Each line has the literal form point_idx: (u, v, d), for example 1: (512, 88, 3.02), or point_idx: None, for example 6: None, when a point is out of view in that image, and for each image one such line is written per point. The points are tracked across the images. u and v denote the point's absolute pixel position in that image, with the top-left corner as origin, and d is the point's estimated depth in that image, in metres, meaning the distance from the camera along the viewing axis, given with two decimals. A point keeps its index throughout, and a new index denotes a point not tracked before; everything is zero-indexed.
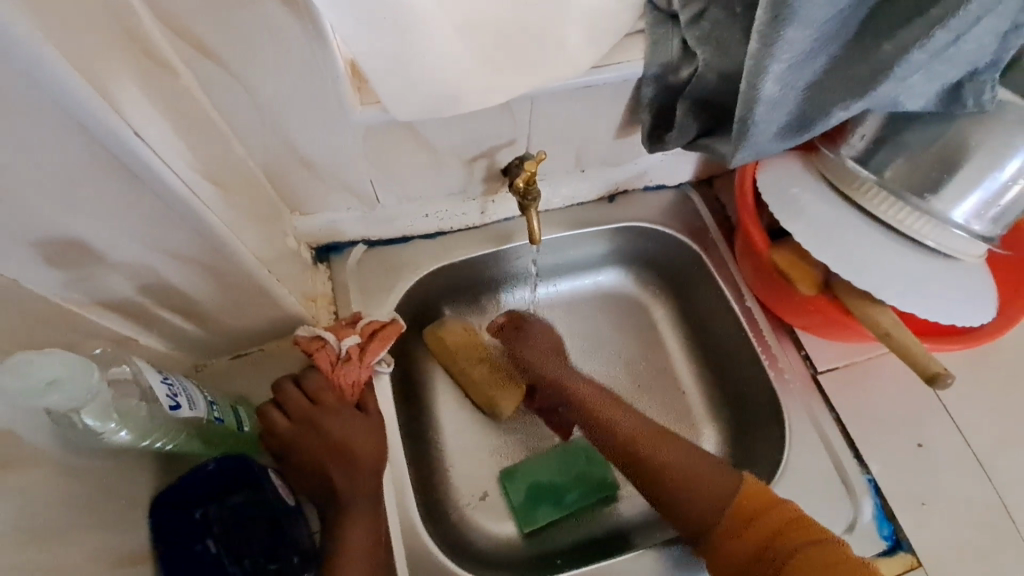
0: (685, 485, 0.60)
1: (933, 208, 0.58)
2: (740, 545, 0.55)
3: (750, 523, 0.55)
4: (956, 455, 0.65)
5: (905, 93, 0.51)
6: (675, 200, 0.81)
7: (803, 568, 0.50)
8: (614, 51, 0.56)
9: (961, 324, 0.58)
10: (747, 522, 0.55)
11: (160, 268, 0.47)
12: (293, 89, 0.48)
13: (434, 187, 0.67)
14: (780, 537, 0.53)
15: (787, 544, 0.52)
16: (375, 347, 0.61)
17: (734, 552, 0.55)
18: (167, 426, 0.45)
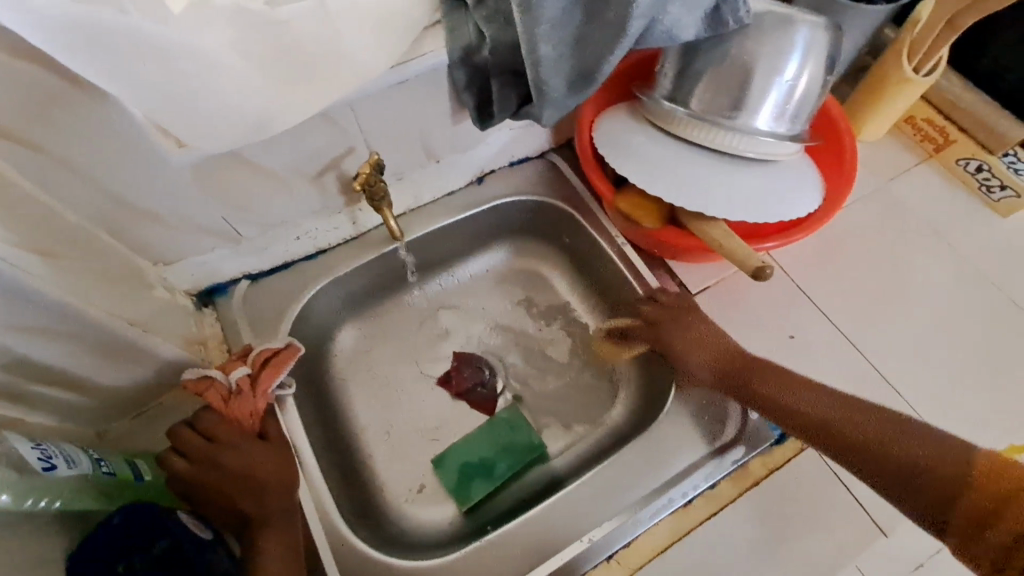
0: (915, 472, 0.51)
1: (738, 124, 0.63)
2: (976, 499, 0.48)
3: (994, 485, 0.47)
4: (824, 336, 0.72)
5: (674, 25, 0.56)
6: (541, 168, 0.85)
7: None
8: (416, 44, 0.60)
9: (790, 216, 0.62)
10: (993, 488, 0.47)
11: (14, 343, 0.48)
12: (106, 147, 0.50)
13: (294, 209, 0.69)
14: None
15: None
16: (266, 375, 0.63)
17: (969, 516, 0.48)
18: (53, 485, 0.48)
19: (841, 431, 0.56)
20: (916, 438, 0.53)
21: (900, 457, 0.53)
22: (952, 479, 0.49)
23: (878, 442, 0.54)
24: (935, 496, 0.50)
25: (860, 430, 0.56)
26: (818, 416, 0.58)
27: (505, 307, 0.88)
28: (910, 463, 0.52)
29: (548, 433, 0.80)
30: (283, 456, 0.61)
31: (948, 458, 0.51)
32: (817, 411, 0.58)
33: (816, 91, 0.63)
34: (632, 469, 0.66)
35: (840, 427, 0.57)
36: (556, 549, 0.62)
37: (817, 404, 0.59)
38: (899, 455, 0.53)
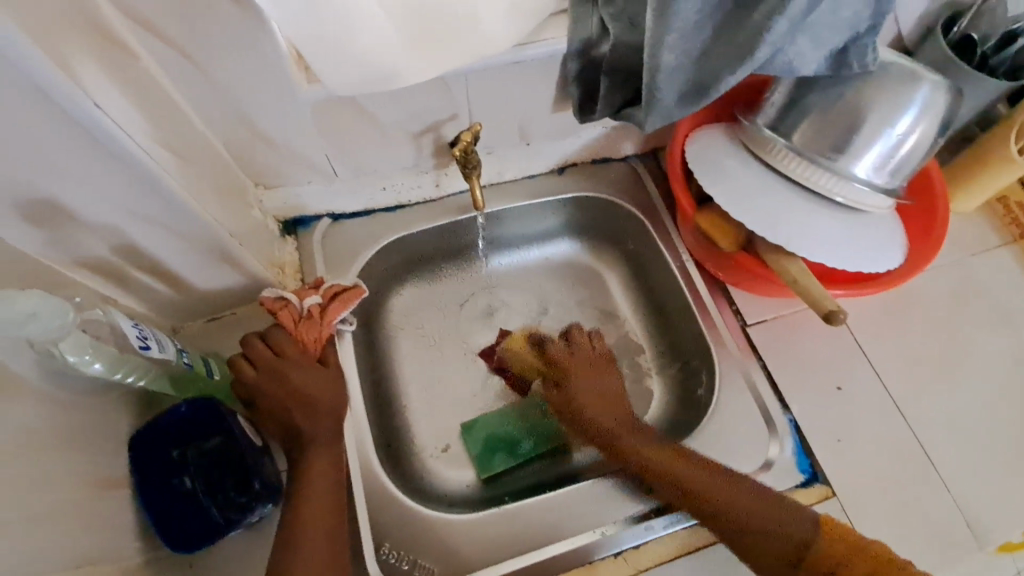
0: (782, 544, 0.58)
1: (837, 166, 0.63)
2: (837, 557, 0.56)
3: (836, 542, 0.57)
4: (872, 395, 0.71)
5: (797, 59, 0.56)
6: (622, 172, 0.86)
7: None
8: (540, 28, 0.62)
9: (867, 269, 0.63)
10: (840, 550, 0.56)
11: (134, 232, 0.53)
12: (246, 70, 0.54)
13: (387, 161, 0.73)
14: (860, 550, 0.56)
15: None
16: (334, 308, 0.68)
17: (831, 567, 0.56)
18: (137, 362, 0.52)
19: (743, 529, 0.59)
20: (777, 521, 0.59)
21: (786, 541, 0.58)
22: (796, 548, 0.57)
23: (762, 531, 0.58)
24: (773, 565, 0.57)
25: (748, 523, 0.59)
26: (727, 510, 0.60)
27: (558, 298, 0.89)
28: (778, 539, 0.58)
29: (575, 426, 0.82)
30: (336, 387, 0.65)
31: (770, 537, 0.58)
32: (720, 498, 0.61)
33: (922, 152, 0.63)
34: (655, 478, 0.68)
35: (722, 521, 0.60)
36: (567, 535, 0.64)
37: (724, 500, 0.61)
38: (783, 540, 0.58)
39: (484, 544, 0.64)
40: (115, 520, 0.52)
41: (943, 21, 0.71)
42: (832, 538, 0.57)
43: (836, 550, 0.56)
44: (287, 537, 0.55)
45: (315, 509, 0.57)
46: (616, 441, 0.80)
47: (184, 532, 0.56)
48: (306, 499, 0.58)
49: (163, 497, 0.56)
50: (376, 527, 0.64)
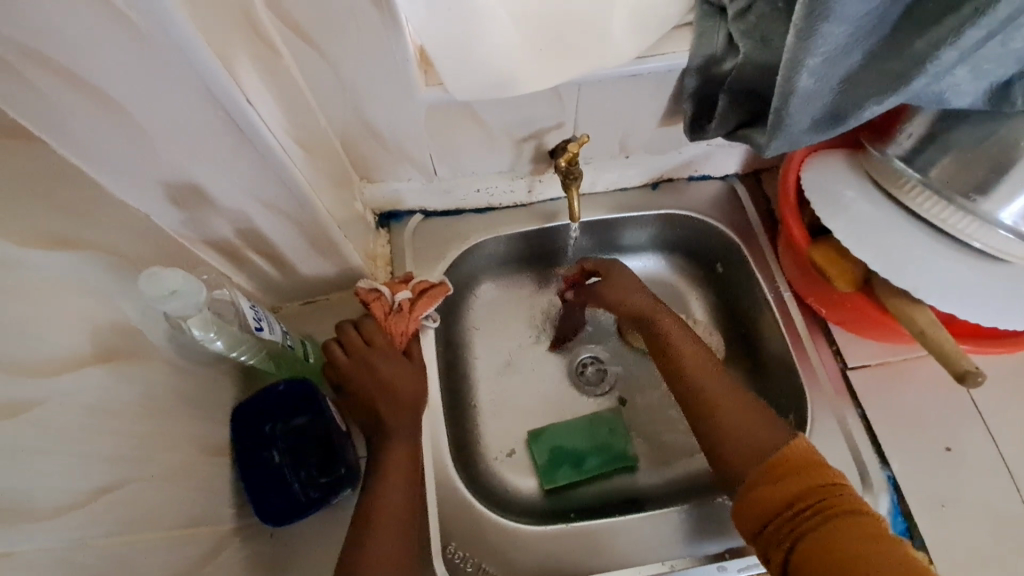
0: (746, 448, 0.58)
1: (980, 209, 0.57)
2: (778, 487, 0.54)
3: (795, 476, 0.54)
4: (987, 462, 0.64)
5: (950, 90, 0.51)
6: (720, 192, 0.83)
7: (824, 537, 0.48)
8: (661, 43, 0.60)
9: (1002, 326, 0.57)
10: (789, 482, 0.53)
11: (255, 218, 0.56)
12: (372, 69, 0.55)
13: (486, 164, 0.73)
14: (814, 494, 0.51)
15: (807, 507, 0.51)
16: (422, 304, 0.69)
17: (762, 502, 0.54)
18: (253, 343, 0.55)
19: (727, 438, 0.60)
20: (759, 432, 0.59)
21: (752, 451, 0.58)
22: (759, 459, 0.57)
23: (748, 432, 0.59)
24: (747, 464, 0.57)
25: (747, 430, 0.59)
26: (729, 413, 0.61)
27: None
28: (752, 448, 0.58)
29: (644, 448, 0.79)
30: (419, 384, 0.66)
31: (763, 437, 0.58)
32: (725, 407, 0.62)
33: None
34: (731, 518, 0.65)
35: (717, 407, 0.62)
36: (634, 562, 0.63)
37: (731, 410, 0.61)
38: (752, 450, 0.58)
39: (548, 559, 0.64)
40: (216, 487, 0.55)
41: None
42: (786, 479, 0.54)
43: (802, 479, 0.53)
44: (360, 523, 0.56)
45: (391, 501, 0.58)
46: (686, 471, 0.77)
47: (275, 508, 0.59)
48: (382, 491, 0.58)
49: (257, 470, 0.59)
50: (444, 524, 0.65)
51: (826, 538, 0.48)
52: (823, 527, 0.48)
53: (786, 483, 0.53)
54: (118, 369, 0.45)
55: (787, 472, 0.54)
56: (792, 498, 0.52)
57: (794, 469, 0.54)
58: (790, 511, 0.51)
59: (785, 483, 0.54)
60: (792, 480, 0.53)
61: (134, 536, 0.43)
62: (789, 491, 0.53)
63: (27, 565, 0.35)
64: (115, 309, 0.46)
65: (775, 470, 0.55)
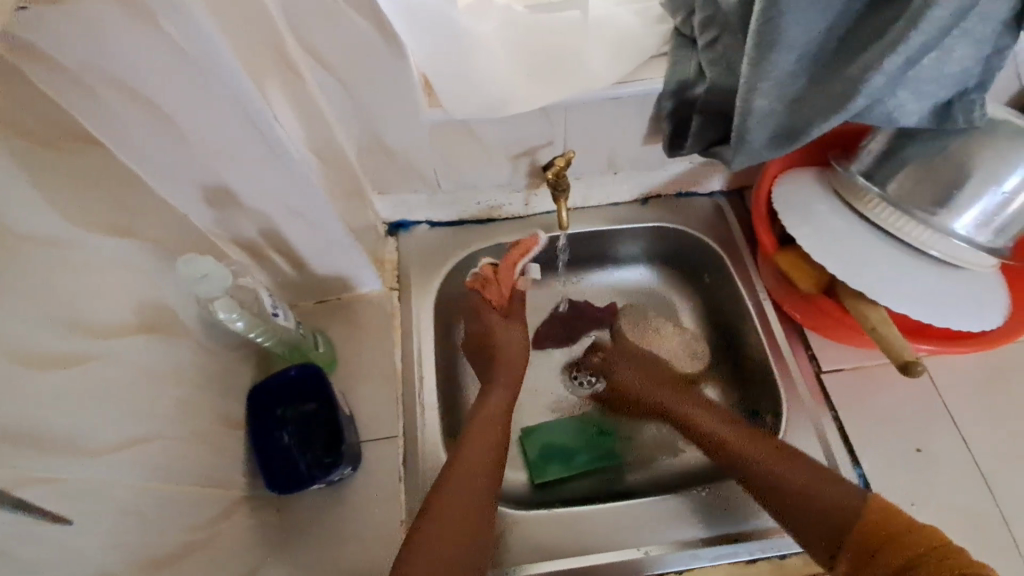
0: (829, 509, 0.61)
1: (937, 221, 0.62)
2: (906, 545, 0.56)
3: (900, 534, 0.57)
4: (956, 461, 0.67)
5: (898, 109, 0.56)
6: (705, 207, 0.88)
7: None
8: (639, 69, 0.67)
9: (964, 325, 0.60)
10: (888, 535, 0.57)
11: (277, 219, 0.64)
12: (383, 94, 0.63)
13: (485, 178, 0.81)
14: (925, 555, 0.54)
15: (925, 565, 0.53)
16: (507, 268, 0.82)
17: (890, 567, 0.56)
18: (270, 328, 0.63)
19: (806, 492, 0.63)
20: (826, 491, 0.63)
21: (833, 511, 0.61)
22: (840, 513, 0.61)
23: (826, 501, 0.62)
24: (825, 532, 0.61)
25: (816, 499, 0.63)
26: (795, 484, 0.64)
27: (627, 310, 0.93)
28: (833, 508, 0.61)
29: (630, 445, 0.83)
30: (505, 394, 0.76)
31: (840, 508, 0.61)
32: (792, 480, 0.65)
33: None
34: (705, 509, 0.68)
35: (785, 482, 0.65)
36: (616, 546, 0.67)
37: (800, 476, 0.64)
38: (830, 509, 0.62)
39: (532, 543, 0.67)
40: (231, 457, 0.62)
41: None
42: (880, 518, 0.59)
43: (907, 541, 0.56)
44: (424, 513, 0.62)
45: (454, 499, 0.63)
46: (667, 465, 0.81)
47: (280, 480, 0.65)
48: (450, 499, 0.63)
49: (268, 446, 0.66)
50: None
51: None
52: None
53: (896, 551, 0.56)
54: (153, 341, 0.52)
55: (885, 534, 0.58)
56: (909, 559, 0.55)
57: (875, 525, 0.59)
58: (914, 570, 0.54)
59: (885, 548, 0.57)
60: (887, 544, 0.57)
61: (160, 486, 0.50)
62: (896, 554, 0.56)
63: (75, 492, 0.41)
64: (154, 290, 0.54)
65: (875, 532, 0.58)
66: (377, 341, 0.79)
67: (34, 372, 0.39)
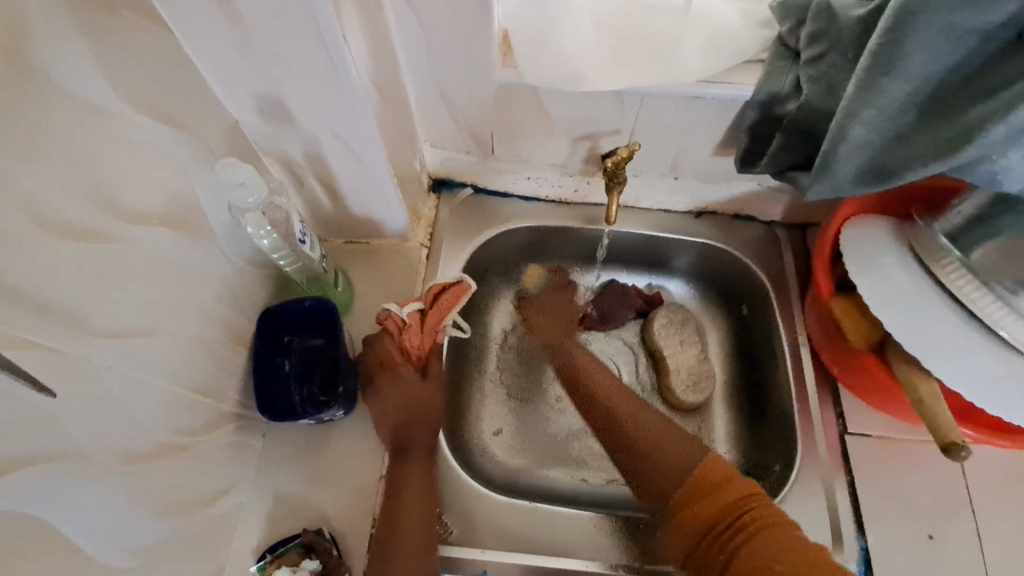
0: (669, 474, 0.61)
1: (1018, 303, 0.56)
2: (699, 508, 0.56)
3: (713, 491, 0.57)
4: (972, 563, 0.62)
5: (1004, 172, 0.50)
6: (762, 235, 0.83)
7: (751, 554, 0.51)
8: (730, 72, 0.63)
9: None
10: (713, 494, 0.56)
11: (323, 148, 0.62)
12: (456, 40, 0.60)
13: (540, 154, 0.78)
14: (734, 505, 0.55)
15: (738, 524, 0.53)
16: (433, 317, 0.68)
17: (692, 525, 0.56)
18: (294, 253, 0.61)
19: (654, 463, 0.63)
20: (685, 451, 0.62)
21: (670, 474, 0.61)
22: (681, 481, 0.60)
23: (665, 471, 0.61)
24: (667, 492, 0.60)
25: (669, 463, 0.61)
26: (657, 453, 0.63)
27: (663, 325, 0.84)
28: (674, 471, 0.60)
29: None
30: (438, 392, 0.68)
31: (677, 465, 0.61)
32: (658, 449, 0.63)
33: None
34: None
35: (650, 447, 0.64)
36: (581, 555, 0.64)
37: (672, 443, 0.63)
38: (674, 470, 0.61)
39: (503, 529, 0.65)
40: (230, 372, 0.62)
41: None
42: (705, 498, 0.57)
43: (720, 495, 0.56)
44: (392, 511, 0.59)
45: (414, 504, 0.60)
46: None
47: (273, 404, 0.64)
48: (412, 487, 0.61)
49: (267, 370, 0.65)
50: None
51: (755, 553, 0.51)
52: (753, 539, 0.52)
53: (704, 504, 0.56)
54: (177, 238, 0.52)
55: (710, 485, 0.57)
56: (717, 514, 0.55)
57: (713, 483, 0.57)
58: (717, 530, 0.54)
59: (705, 500, 0.56)
60: (712, 496, 0.56)
61: (154, 382, 0.50)
62: (710, 504, 0.56)
63: (72, 366, 0.41)
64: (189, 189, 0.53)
65: (698, 487, 0.58)
66: (396, 294, 0.77)
67: (51, 240, 0.39)
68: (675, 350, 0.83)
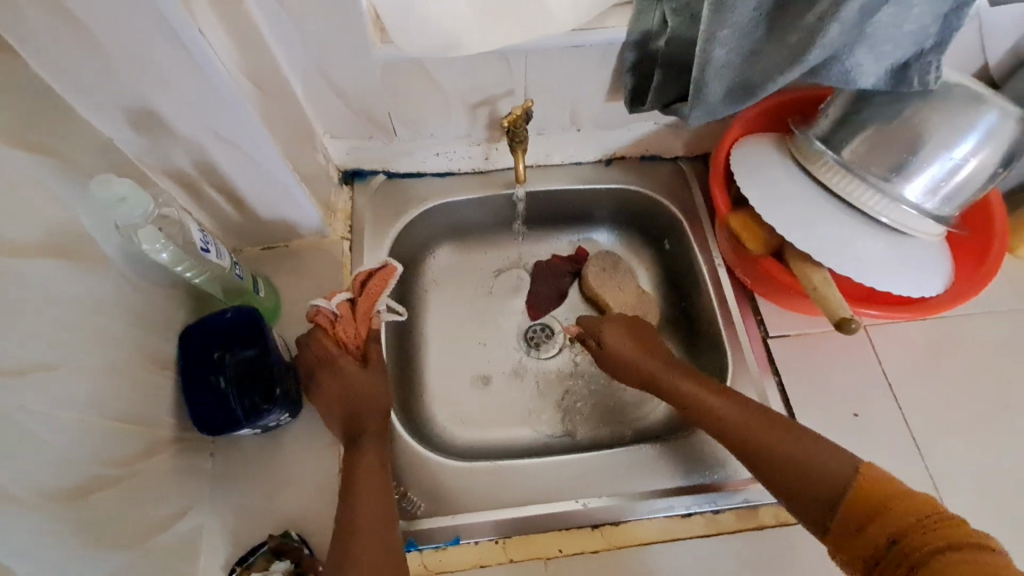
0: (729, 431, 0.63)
1: (890, 188, 0.61)
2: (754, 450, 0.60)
3: (759, 434, 0.61)
4: (891, 428, 0.69)
5: (852, 69, 0.55)
6: (669, 172, 0.87)
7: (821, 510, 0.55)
8: (604, 16, 0.64)
9: (915, 295, 0.61)
10: (759, 438, 0.60)
11: (212, 154, 0.60)
12: (327, 24, 0.60)
13: (443, 128, 0.78)
14: (790, 463, 0.58)
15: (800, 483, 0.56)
16: (363, 304, 0.69)
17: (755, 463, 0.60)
18: (201, 263, 0.60)
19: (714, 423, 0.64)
20: (735, 412, 0.63)
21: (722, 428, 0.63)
22: (736, 437, 0.62)
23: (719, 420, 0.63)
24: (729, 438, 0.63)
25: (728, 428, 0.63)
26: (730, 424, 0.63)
27: (598, 270, 0.87)
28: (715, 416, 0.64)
29: (585, 406, 0.83)
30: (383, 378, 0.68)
31: (731, 420, 0.63)
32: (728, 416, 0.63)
33: (979, 181, 0.60)
34: (643, 464, 0.69)
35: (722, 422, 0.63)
36: (551, 498, 0.66)
37: (726, 406, 0.64)
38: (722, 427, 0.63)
39: (469, 494, 0.67)
40: (159, 395, 0.60)
41: None
42: (761, 438, 0.60)
43: (769, 438, 0.60)
44: (348, 498, 0.59)
45: (371, 487, 0.60)
46: (617, 423, 0.81)
47: (211, 418, 0.63)
48: (367, 473, 0.61)
49: (199, 386, 0.63)
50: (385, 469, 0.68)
51: (846, 500, 0.53)
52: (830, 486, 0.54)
53: (758, 453, 0.60)
54: (66, 267, 0.49)
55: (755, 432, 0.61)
56: (781, 469, 0.58)
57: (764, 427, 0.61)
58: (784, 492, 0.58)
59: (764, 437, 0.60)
60: (760, 438, 0.60)
61: (73, 417, 0.48)
62: (781, 450, 0.59)
63: None
64: (72, 217, 0.51)
65: (745, 440, 0.61)
66: (324, 292, 0.76)
67: None
68: (615, 293, 0.85)
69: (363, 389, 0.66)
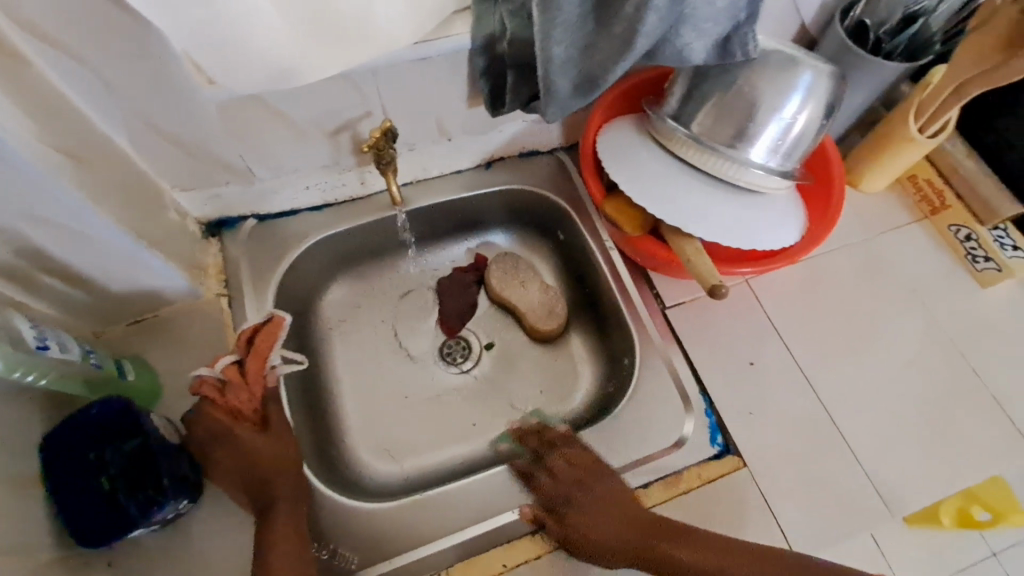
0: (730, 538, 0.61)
1: (739, 154, 0.65)
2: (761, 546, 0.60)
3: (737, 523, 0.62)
4: (783, 368, 0.74)
5: (681, 49, 0.58)
6: (548, 165, 0.88)
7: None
8: (444, 26, 0.63)
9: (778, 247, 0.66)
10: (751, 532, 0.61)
11: (33, 237, 0.53)
12: (140, 73, 0.54)
13: (306, 160, 0.74)
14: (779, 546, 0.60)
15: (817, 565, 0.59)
16: (252, 365, 0.62)
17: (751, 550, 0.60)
18: (41, 363, 0.54)
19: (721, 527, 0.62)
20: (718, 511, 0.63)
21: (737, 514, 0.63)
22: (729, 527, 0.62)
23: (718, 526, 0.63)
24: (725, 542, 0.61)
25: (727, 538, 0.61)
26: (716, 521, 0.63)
27: (499, 274, 0.87)
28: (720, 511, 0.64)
29: (510, 411, 0.83)
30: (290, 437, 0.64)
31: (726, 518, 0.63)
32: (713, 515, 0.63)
33: (811, 135, 0.65)
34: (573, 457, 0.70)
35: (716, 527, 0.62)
36: (488, 515, 0.66)
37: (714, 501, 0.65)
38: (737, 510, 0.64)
39: (404, 532, 0.65)
40: (27, 518, 0.53)
41: (838, 13, 0.75)
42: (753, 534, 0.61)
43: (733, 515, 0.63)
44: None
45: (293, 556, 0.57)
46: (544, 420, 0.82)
47: (97, 528, 0.56)
48: (291, 543, 0.58)
49: (74, 496, 0.56)
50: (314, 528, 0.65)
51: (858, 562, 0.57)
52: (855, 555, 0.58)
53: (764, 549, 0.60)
54: None
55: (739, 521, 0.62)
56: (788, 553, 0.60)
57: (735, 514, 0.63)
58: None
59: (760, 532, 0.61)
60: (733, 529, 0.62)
61: None
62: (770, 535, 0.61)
63: None
64: None
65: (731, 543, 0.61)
66: (209, 357, 0.70)
67: None
68: (519, 290, 0.86)
69: (270, 454, 0.62)
